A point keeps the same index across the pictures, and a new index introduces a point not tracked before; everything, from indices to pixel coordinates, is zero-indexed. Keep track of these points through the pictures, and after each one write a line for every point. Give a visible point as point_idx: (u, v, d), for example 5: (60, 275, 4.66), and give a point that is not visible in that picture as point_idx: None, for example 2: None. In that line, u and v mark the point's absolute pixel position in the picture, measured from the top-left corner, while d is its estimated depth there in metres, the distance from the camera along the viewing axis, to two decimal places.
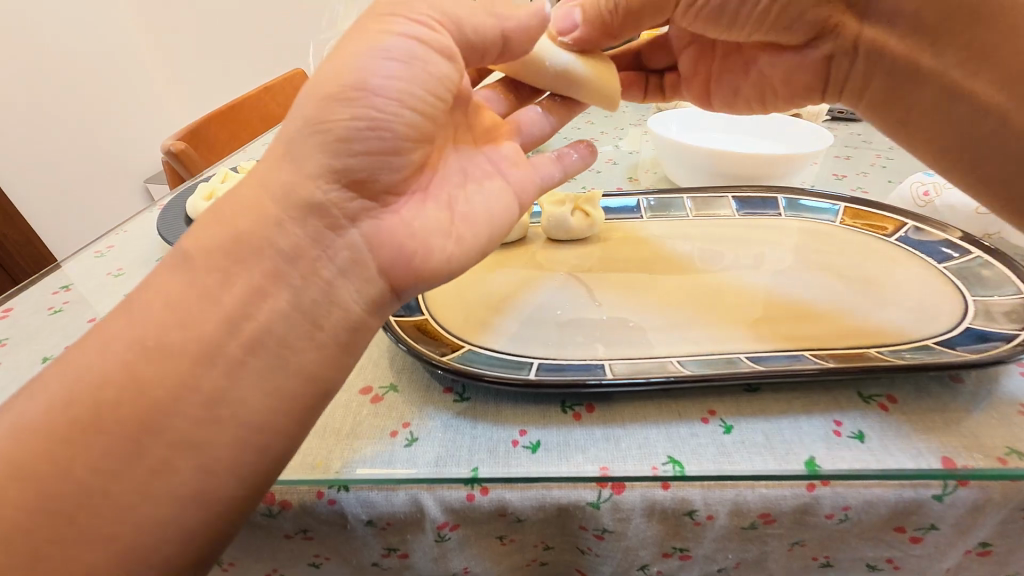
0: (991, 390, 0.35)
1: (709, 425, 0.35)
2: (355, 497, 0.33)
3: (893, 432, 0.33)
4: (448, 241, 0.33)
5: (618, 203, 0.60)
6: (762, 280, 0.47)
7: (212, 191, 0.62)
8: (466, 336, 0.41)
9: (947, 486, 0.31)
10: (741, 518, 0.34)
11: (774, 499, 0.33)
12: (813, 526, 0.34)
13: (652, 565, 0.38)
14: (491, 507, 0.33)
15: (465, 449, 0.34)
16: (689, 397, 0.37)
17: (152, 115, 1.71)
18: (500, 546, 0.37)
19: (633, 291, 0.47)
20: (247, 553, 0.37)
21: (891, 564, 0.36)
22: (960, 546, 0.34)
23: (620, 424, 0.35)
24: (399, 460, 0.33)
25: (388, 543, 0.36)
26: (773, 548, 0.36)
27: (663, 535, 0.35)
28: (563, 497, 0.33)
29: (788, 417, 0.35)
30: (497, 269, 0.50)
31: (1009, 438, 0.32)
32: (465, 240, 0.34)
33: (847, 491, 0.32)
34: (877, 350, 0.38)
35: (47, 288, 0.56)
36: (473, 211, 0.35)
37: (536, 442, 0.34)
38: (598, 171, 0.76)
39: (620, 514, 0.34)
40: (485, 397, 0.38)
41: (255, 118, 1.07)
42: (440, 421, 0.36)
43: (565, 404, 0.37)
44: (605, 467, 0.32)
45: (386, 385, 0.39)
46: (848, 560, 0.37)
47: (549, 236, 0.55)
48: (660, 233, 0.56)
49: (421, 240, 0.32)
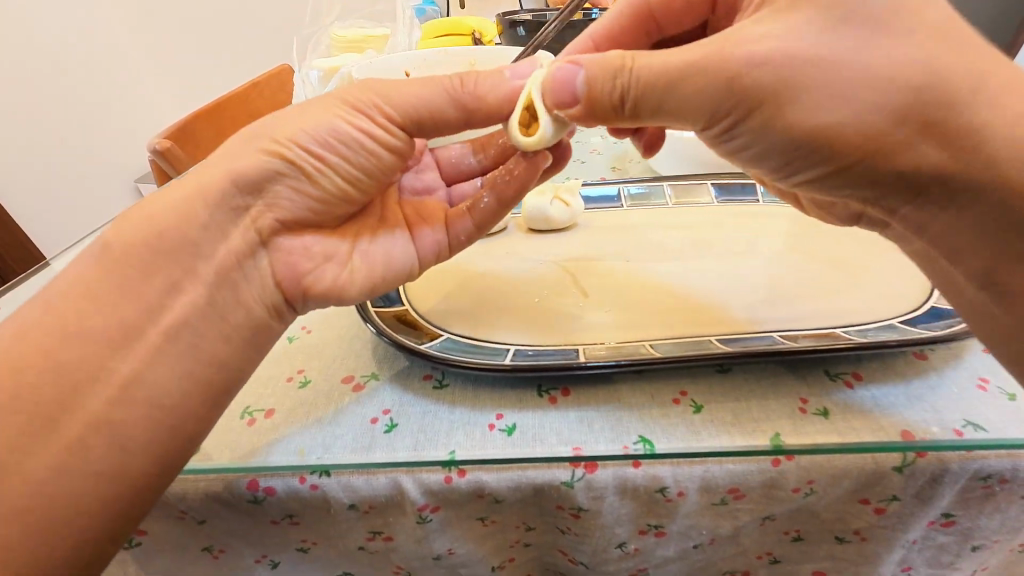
0: (954, 367, 0.37)
1: (680, 405, 0.36)
2: (337, 482, 0.34)
3: (853, 407, 0.35)
4: (339, 268, 0.41)
5: (598, 193, 0.61)
6: (744, 265, 0.48)
7: None
8: (445, 325, 0.42)
9: (907, 459, 0.32)
10: (711, 493, 0.35)
11: (742, 474, 0.34)
12: (781, 500, 0.35)
13: (629, 542, 0.39)
14: (469, 489, 0.34)
15: (443, 433, 0.35)
16: (663, 379, 0.38)
17: (139, 116, 1.69)
18: (481, 528, 0.38)
19: (613, 279, 0.47)
20: (235, 539, 0.38)
21: (859, 535, 0.37)
22: (924, 517, 0.36)
23: (594, 406, 0.36)
24: (378, 446, 0.34)
25: (372, 526, 0.37)
26: (746, 522, 0.37)
27: (637, 512, 0.36)
28: (538, 478, 0.34)
29: (757, 396, 0.36)
30: (479, 261, 0.51)
31: (889, 417, 0.34)
32: (357, 271, 0.41)
33: (811, 465, 0.33)
34: (844, 330, 0.39)
35: (33, 288, 0.56)
36: (367, 253, 0.42)
37: (512, 425, 0.35)
38: (584, 161, 0.76)
39: (594, 493, 0.35)
40: (463, 382, 0.39)
41: (241, 116, 1.07)
42: (420, 407, 0.37)
43: (541, 388, 0.38)
44: (578, 447, 0.34)
45: (367, 372, 0.40)
46: (817, 533, 0.38)
47: (529, 226, 0.57)
48: (639, 221, 0.56)
49: (309, 278, 0.39)
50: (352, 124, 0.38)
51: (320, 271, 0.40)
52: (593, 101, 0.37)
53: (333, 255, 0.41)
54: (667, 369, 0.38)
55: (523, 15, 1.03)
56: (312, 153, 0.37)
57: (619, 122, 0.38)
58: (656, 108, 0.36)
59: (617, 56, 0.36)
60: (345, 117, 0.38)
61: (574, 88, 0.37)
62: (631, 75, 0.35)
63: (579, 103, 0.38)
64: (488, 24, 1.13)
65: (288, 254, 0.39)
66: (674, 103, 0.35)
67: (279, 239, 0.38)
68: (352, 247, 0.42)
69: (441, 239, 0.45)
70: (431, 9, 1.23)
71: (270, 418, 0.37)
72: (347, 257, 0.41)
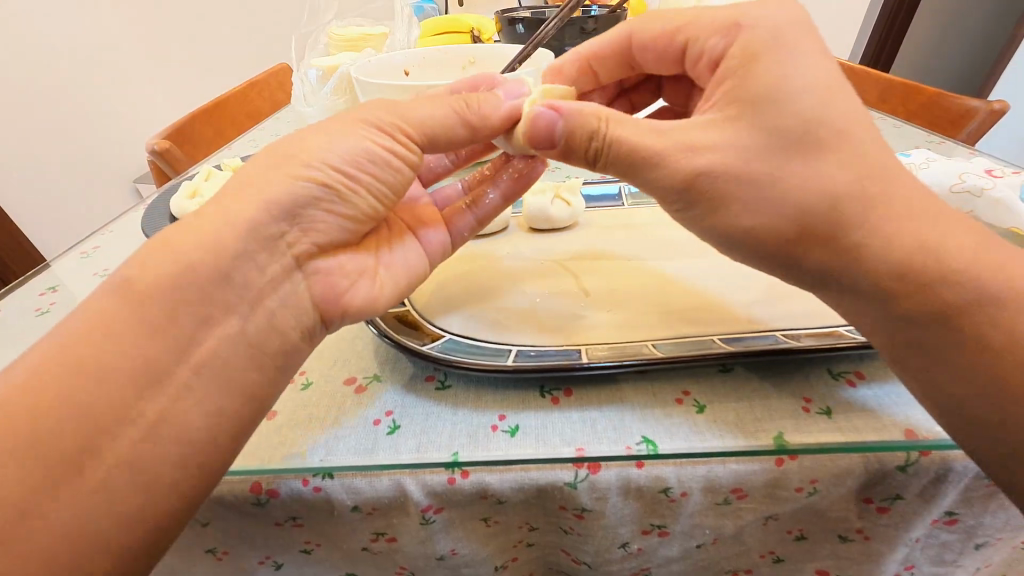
0: None
1: (683, 406, 0.36)
2: (340, 485, 0.34)
3: (856, 406, 0.34)
4: (371, 284, 0.40)
5: (599, 192, 0.61)
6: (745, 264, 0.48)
7: (195, 191, 0.62)
8: (447, 326, 0.42)
9: (910, 458, 0.32)
10: (715, 493, 0.35)
11: (746, 473, 0.34)
12: (784, 500, 0.35)
13: (632, 542, 0.39)
14: (473, 490, 0.34)
15: (445, 434, 0.35)
16: (665, 379, 0.38)
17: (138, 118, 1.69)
18: (484, 528, 0.38)
19: (614, 278, 0.47)
20: (239, 541, 0.38)
21: (862, 534, 0.37)
22: (927, 515, 0.36)
23: (596, 407, 0.36)
24: (381, 448, 0.34)
25: (376, 528, 0.37)
26: (749, 522, 0.37)
27: (641, 512, 0.36)
28: (541, 478, 0.34)
29: (760, 395, 0.36)
30: (480, 262, 0.51)
31: (892, 417, 0.33)
32: (387, 285, 0.41)
33: (815, 465, 0.33)
34: (847, 328, 0.39)
35: (34, 290, 0.56)
36: (392, 266, 0.42)
37: (515, 426, 0.35)
38: None
39: (598, 493, 0.35)
40: (466, 384, 0.39)
41: (239, 115, 1.07)
42: (423, 408, 0.37)
43: (544, 388, 0.38)
44: (581, 448, 0.33)
45: (370, 374, 0.40)
46: (820, 532, 0.38)
47: (530, 225, 0.56)
48: (641, 220, 0.56)
49: (345, 295, 0.38)
50: (374, 135, 0.37)
51: (351, 291, 0.38)
52: (570, 145, 0.38)
53: (364, 272, 0.40)
54: (670, 370, 0.38)
55: (519, 13, 1.03)
56: (341, 170, 0.36)
57: (585, 168, 0.38)
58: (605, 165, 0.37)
59: (594, 115, 0.36)
60: (366, 133, 0.37)
61: (554, 132, 0.38)
62: (596, 138, 0.36)
63: (558, 144, 0.38)
64: (487, 22, 1.13)
65: (323, 272, 0.37)
66: (638, 174, 0.36)
67: (311, 260, 0.37)
68: (377, 260, 0.41)
69: (446, 239, 0.45)
70: (428, 6, 1.22)
71: (272, 421, 0.37)
72: (375, 271, 0.40)
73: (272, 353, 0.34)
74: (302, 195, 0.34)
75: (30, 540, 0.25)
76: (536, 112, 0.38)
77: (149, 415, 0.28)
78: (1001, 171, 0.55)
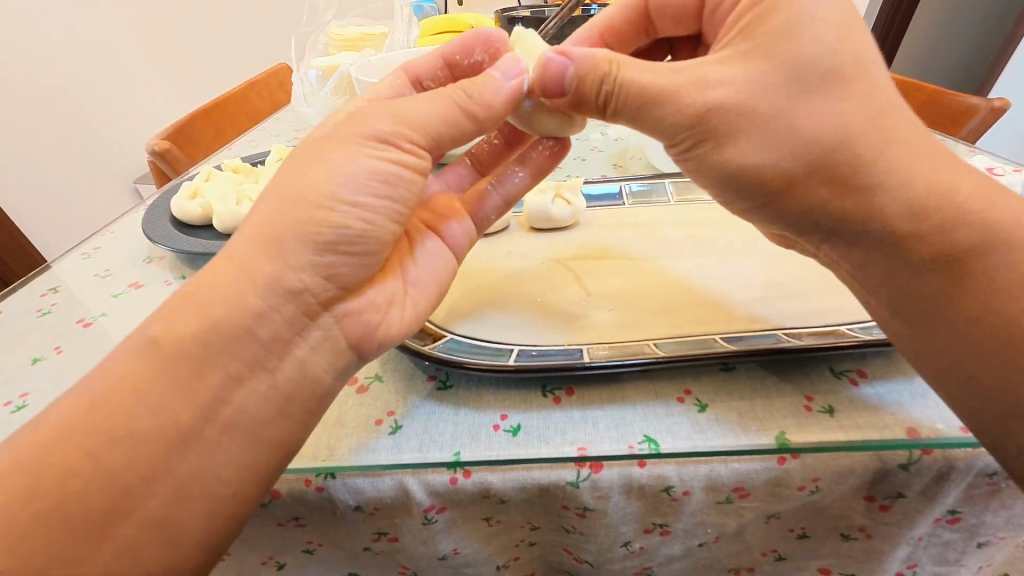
0: None
1: (684, 405, 0.36)
2: (342, 485, 0.34)
3: (857, 404, 0.35)
4: (403, 309, 0.38)
5: (599, 191, 0.61)
6: (747, 263, 0.48)
7: (196, 192, 0.62)
8: (450, 326, 0.42)
9: (912, 456, 0.32)
10: (716, 492, 0.35)
11: (748, 472, 0.34)
12: (786, 498, 0.35)
13: (634, 541, 0.39)
14: (475, 490, 0.34)
15: (448, 434, 0.35)
16: (666, 378, 0.38)
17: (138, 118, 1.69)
18: (486, 528, 0.38)
19: (615, 277, 0.47)
20: (241, 542, 0.38)
21: (864, 531, 0.37)
22: (929, 514, 0.36)
23: (598, 407, 0.36)
24: (383, 448, 0.34)
25: (378, 527, 0.37)
26: (750, 520, 0.37)
27: (642, 511, 0.36)
28: (543, 478, 0.34)
29: (761, 393, 0.36)
30: (480, 261, 0.51)
31: (893, 414, 0.33)
32: (419, 304, 0.40)
33: (816, 463, 0.33)
34: (848, 327, 0.39)
35: (36, 290, 0.56)
36: (420, 282, 0.40)
37: (517, 426, 0.35)
38: (584, 158, 0.76)
39: (599, 492, 0.35)
40: (468, 383, 0.39)
41: (238, 114, 1.07)
42: (424, 408, 0.37)
43: (546, 388, 0.38)
44: (583, 447, 0.33)
45: (372, 374, 0.40)
46: (822, 529, 0.38)
47: (531, 224, 0.56)
48: (642, 219, 0.56)
49: (378, 326, 0.37)
50: (385, 163, 0.34)
51: (382, 321, 0.37)
52: (581, 93, 0.38)
53: (393, 299, 0.38)
54: (671, 368, 0.38)
55: (520, 13, 1.03)
56: (364, 207, 0.33)
57: (597, 114, 0.38)
58: (618, 111, 0.37)
59: (607, 57, 0.36)
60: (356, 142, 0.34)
61: (563, 79, 0.38)
62: (609, 83, 0.36)
63: (568, 93, 0.38)
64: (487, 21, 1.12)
65: (355, 311, 0.35)
66: (649, 117, 0.35)
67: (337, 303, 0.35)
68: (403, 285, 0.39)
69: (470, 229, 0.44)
70: (428, 6, 1.22)
71: None
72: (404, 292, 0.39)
73: (300, 395, 0.33)
74: (328, 241, 0.32)
75: (33, 541, 0.25)
76: (546, 56, 0.38)
77: (149, 417, 0.28)
78: (1001, 170, 0.55)
